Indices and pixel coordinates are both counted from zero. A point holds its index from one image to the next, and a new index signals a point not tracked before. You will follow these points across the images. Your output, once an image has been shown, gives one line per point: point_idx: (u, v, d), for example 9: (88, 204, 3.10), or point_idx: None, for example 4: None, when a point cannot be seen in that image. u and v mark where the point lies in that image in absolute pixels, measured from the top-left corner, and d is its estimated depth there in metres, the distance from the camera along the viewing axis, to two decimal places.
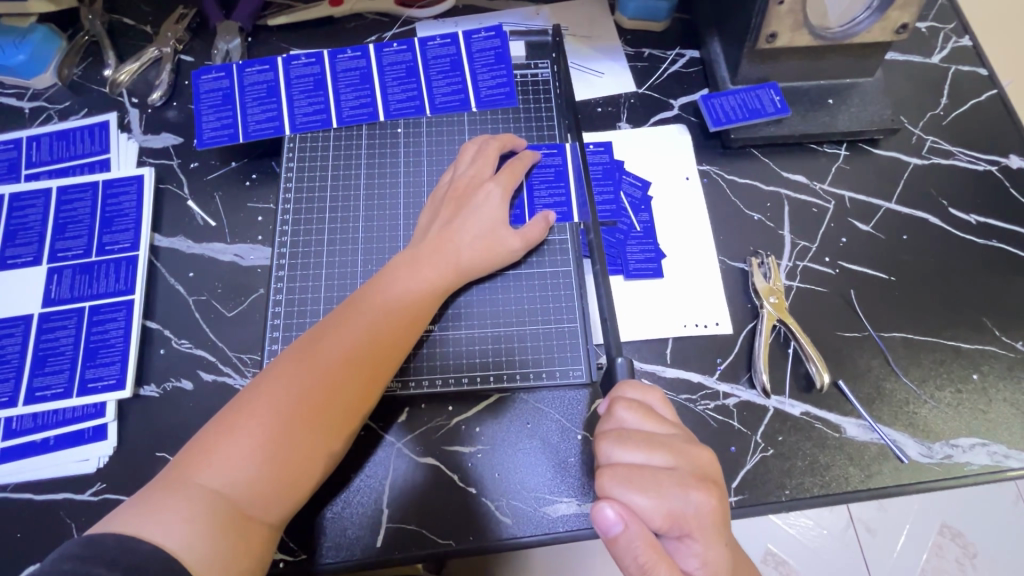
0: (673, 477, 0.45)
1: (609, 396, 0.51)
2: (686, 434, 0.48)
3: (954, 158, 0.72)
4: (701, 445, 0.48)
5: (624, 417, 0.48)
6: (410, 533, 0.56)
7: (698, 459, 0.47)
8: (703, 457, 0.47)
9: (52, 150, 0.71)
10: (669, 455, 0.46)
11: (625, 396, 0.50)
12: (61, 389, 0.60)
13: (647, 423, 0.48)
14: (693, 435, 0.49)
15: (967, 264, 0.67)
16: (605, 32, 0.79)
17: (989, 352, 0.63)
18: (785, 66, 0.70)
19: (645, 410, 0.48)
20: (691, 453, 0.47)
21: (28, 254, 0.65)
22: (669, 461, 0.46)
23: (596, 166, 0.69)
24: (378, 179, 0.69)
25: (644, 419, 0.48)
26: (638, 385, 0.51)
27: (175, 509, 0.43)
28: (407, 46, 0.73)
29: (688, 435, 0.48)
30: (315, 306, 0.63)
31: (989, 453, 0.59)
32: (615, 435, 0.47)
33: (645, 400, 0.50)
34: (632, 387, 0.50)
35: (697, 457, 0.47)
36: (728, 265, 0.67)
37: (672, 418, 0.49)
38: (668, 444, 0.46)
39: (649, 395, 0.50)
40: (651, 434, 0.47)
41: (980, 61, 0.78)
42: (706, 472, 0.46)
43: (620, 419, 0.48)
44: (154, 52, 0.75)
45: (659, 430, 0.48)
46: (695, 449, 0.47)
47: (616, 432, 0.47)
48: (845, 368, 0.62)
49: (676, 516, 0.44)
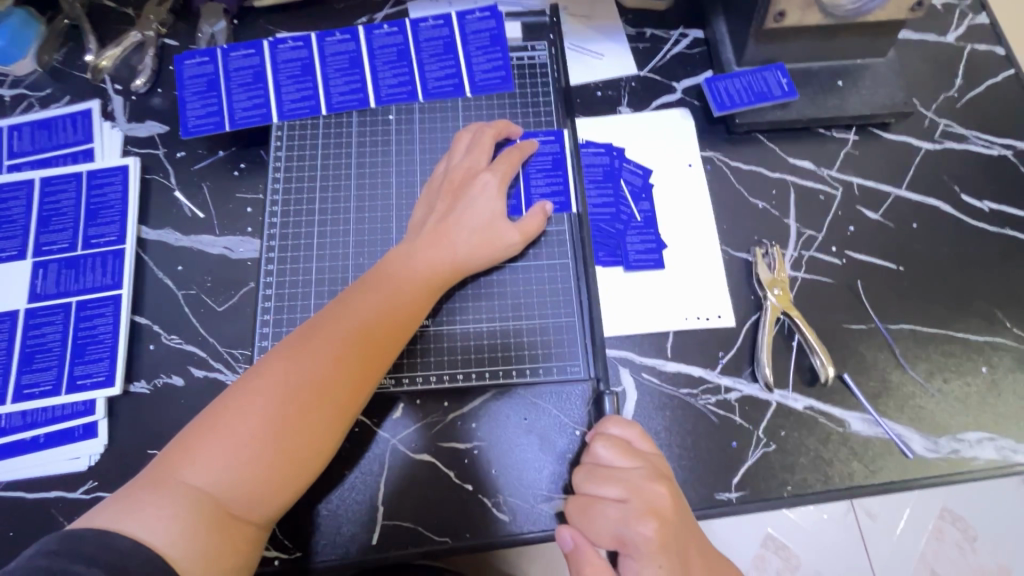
0: (619, 509, 0.47)
1: (596, 434, 0.52)
2: (653, 469, 0.49)
3: (968, 142, 0.70)
4: (660, 481, 0.48)
5: (594, 452, 0.51)
6: (405, 531, 0.55)
7: (651, 494, 0.47)
8: (657, 492, 0.47)
9: (33, 139, 0.68)
10: (621, 490, 0.48)
11: (606, 432, 0.52)
12: (50, 386, 0.58)
13: (612, 457, 0.49)
14: (664, 472, 0.49)
15: (979, 252, 0.65)
16: (605, 12, 0.76)
17: (999, 343, 0.62)
18: (792, 47, 0.67)
19: (619, 446, 0.50)
20: (644, 488, 0.47)
21: (12, 248, 0.64)
22: (621, 494, 0.47)
23: (594, 167, 0.67)
24: (370, 169, 0.66)
25: (614, 454, 0.49)
26: (621, 420, 0.52)
27: (157, 505, 0.42)
28: (398, 28, 0.70)
29: (655, 471, 0.49)
30: (306, 300, 0.61)
31: (997, 447, 0.58)
32: (584, 468, 0.50)
33: (626, 437, 0.51)
34: (613, 423, 0.52)
35: (651, 493, 0.47)
36: (731, 255, 0.65)
37: (645, 453, 0.50)
38: (625, 478, 0.48)
39: (630, 431, 0.51)
40: (612, 468, 0.49)
41: (997, 40, 0.75)
42: (656, 507, 0.46)
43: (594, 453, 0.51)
44: (136, 36, 0.73)
45: (623, 465, 0.49)
46: (649, 485, 0.47)
47: (587, 465, 0.51)
48: (850, 361, 0.61)
49: (618, 543, 0.46)
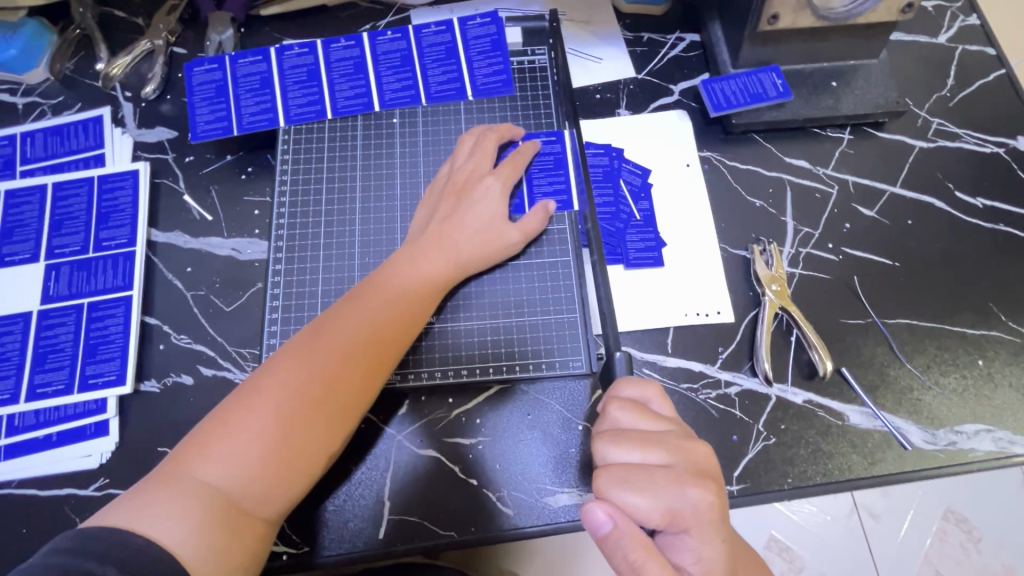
0: (670, 475, 0.45)
1: (606, 395, 0.51)
2: (683, 430, 0.48)
3: (961, 140, 0.71)
4: (696, 440, 0.47)
5: (618, 417, 0.48)
6: (411, 525, 0.56)
7: (693, 454, 0.46)
8: (699, 451, 0.47)
9: (46, 145, 0.70)
10: (665, 453, 0.46)
11: (619, 395, 0.50)
12: (62, 385, 0.60)
13: (642, 421, 0.48)
14: (689, 430, 0.49)
15: (973, 248, 0.66)
16: (603, 17, 0.77)
17: (995, 337, 0.62)
18: (786, 49, 0.69)
19: (641, 408, 0.48)
20: (687, 449, 0.46)
21: (25, 251, 0.65)
22: (664, 458, 0.46)
23: (595, 167, 0.68)
24: (374, 171, 0.68)
25: (639, 417, 0.48)
26: (633, 381, 0.50)
27: (170, 501, 0.43)
28: (401, 34, 0.72)
29: (684, 431, 0.48)
30: (312, 300, 0.62)
31: (994, 439, 0.59)
32: (610, 435, 0.47)
33: (642, 397, 0.49)
34: (626, 384, 0.50)
35: (693, 452, 0.46)
36: (729, 253, 0.66)
37: (670, 414, 0.49)
38: (664, 440, 0.46)
39: (646, 391, 0.50)
40: (646, 433, 0.47)
41: (987, 40, 0.76)
42: (702, 467, 0.46)
43: (618, 419, 0.48)
44: (146, 45, 0.74)
45: (654, 428, 0.47)
46: (691, 445, 0.47)
47: (611, 431, 0.47)
48: (848, 356, 0.62)
49: (674, 512, 0.44)
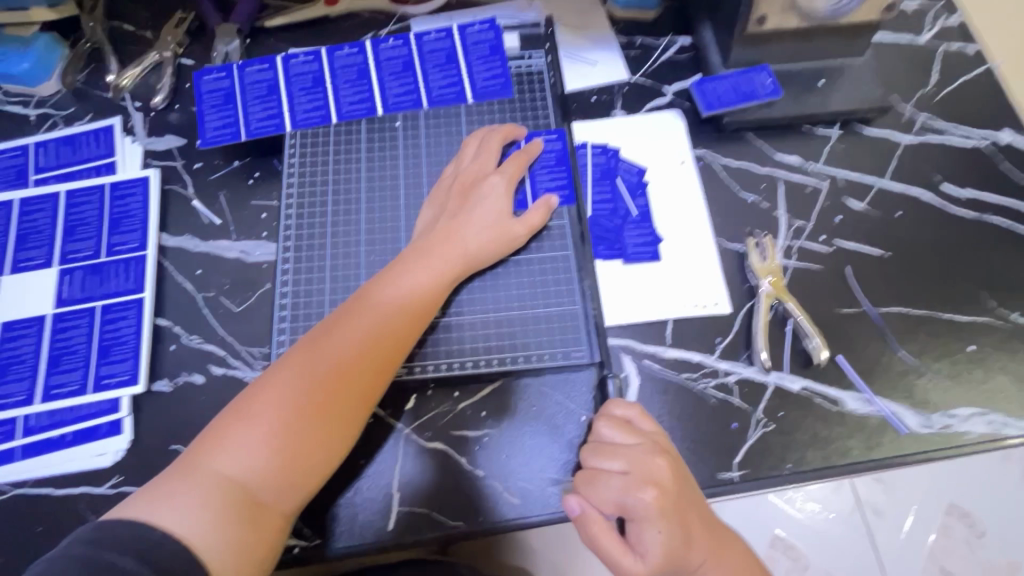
0: (624, 481, 0.52)
1: (599, 413, 0.58)
2: (653, 445, 0.54)
3: (946, 134, 0.73)
4: (662, 455, 0.53)
5: (602, 430, 0.56)
6: (420, 516, 0.57)
7: (652, 467, 0.53)
8: (658, 465, 0.53)
9: (58, 154, 0.72)
10: (626, 463, 0.53)
11: (610, 413, 0.57)
12: (77, 386, 0.61)
13: (617, 435, 0.55)
14: (665, 445, 0.54)
15: (961, 238, 0.68)
16: (597, 22, 0.80)
17: (985, 322, 0.64)
18: (775, 49, 0.71)
19: (620, 423, 0.55)
20: (647, 462, 0.53)
21: (38, 257, 0.67)
22: (625, 468, 0.53)
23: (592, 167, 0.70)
24: (379, 173, 0.70)
25: (616, 432, 0.55)
26: (620, 402, 0.57)
27: (187, 495, 0.45)
28: (403, 41, 0.75)
29: (656, 445, 0.54)
30: (321, 297, 0.64)
31: (988, 421, 0.60)
32: (589, 445, 0.56)
33: (627, 415, 0.56)
34: (615, 404, 0.57)
35: (652, 465, 0.53)
36: (725, 246, 0.68)
37: (648, 430, 0.55)
38: (627, 453, 0.53)
39: (630, 411, 0.56)
40: (617, 445, 0.54)
41: (969, 39, 0.79)
42: (657, 478, 0.52)
43: (599, 431, 0.56)
44: (155, 57, 0.77)
45: (625, 441, 0.54)
46: (652, 459, 0.53)
47: (591, 441, 0.56)
48: (843, 343, 0.63)
49: (624, 509, 0.52)
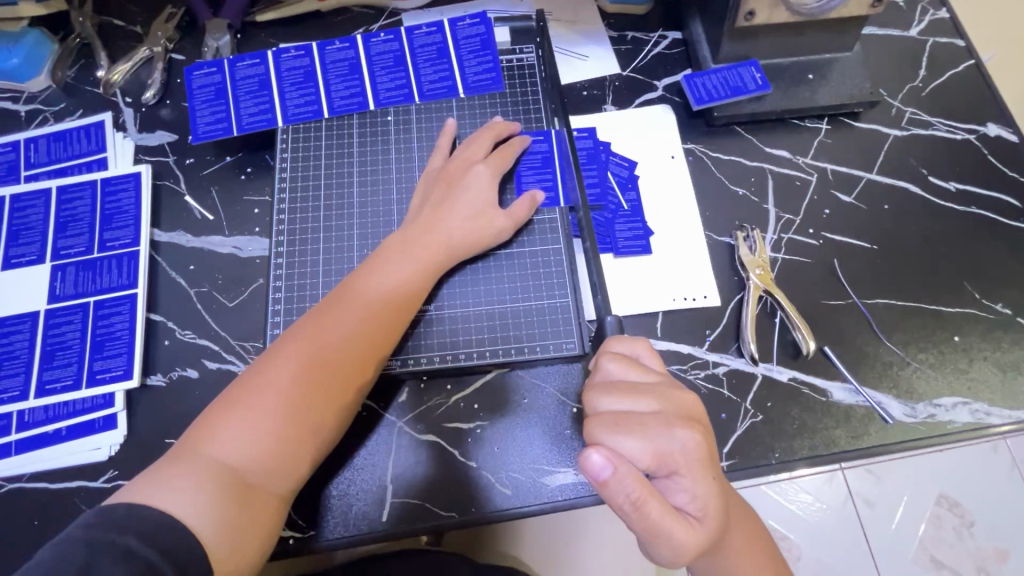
0: (658, 419, 0.46)
1: (598, 354, 0.53)
2: (670, 380, 0.50)
3: (933, 128, 0.74)
4: (684, 389, 0.49)
5: (610, 369, 0.50)
6: (414, 507, 0.58)
7: (681, 401, 0.48)
8: (686, 399, 0.48)
9: (49, 150, 0.72)
10: (654, 400, 0.47)
11: (610, 350, 0.52)
12: (71, 381, 0.61)
13: (631, 372, 0.49)
14: (679, 382, 0.51)
15: (947, 230, 0.69)
16: (588, 17, 0.80)
17: (969, 314, 0.65)
18: (764, 43, 0.72)
19: (628, 360, 0.50)
20: (674, 397, 0.48)
21: (31, 253, 0.67)
22: (653, 404, 0.47)
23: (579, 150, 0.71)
24: (371, 168, 0.70)
25: (628, 368, 0.50)
26: (624, 338, 0.53)
27: (184, 479, 0.45)
28: (394, 35, 0.75)
29: (673, 382, 0.50)
30: (314, 291, 0.64)
31: (972, 411, 0.61)
32: (600, 386, 0.49)
33: (632, 353, 0.52)
34: (617, 341, 0.52)
35: (681, 400, 0.48)
36: (714, 240, 0.69)
37: (659, 368, 0.51)
38: (652, 389, 0.48)
39: (637, 348, 0.52)
40: (636, 383, 0.49)
41: (956, 33, 0.79)
42: (688, 413, 0.48)
43: (605, 370, 0.50)
44: (146, 52, 0.77)
45: (643, 378, 0.49)
46: (678, 393, 0.48)
47: (601, 383, 0.49)
48: (830, 335, 0.64)
49: (664, 455, 0.45)
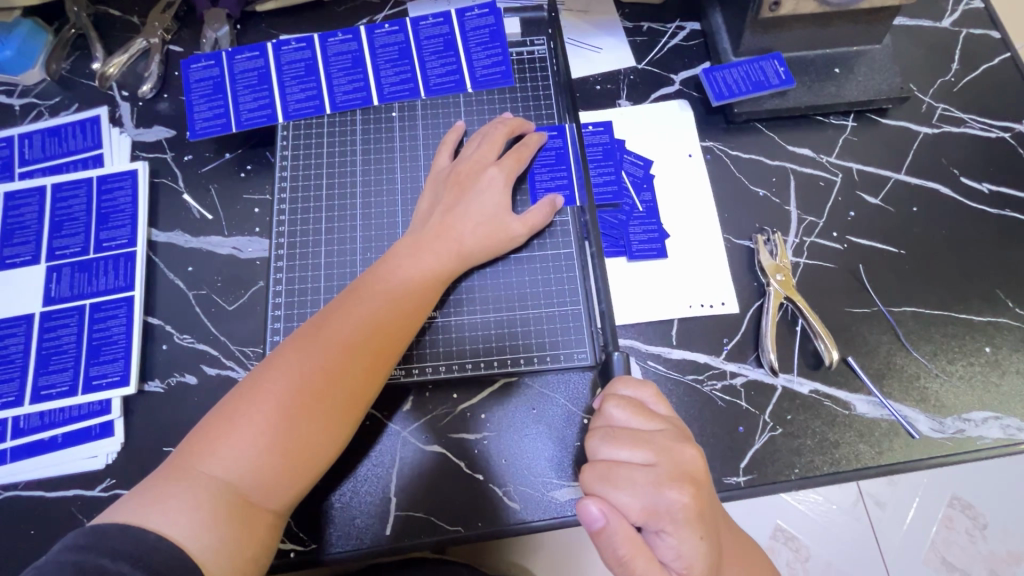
0: (650, 475, 0.44)
1: (603, 394, 0.50)
2: (676, 431, 0.47)
3: (966, 126, 0.70)
4: (689, 443, 0.46)
5: (614, 414, 0.47)
6: (419, 520, 0.56)
7: (681, 456, 0.45)
8: (688, 455, 0.45)
9: (44, 146, 0.70)
10: (652, 452, 0.45)
11: (618, 394, 0.49)
12: (66, 387, 0.60)
13: (636, 419, 0.47)
14: (686, 433, 0.47)
15: (980, 235, 0.65)
16: (602, 6, 0.76)
17: (1002, 323, 0.62)
18: (789, 35, 0.68)
19: (636, 408, 0.47)
20: (674, 452, 0.45)
21: (26, 253, 0.65)
22: (650, 458, 0.45)
23: (595, 146, 0.68)
24: (375, 167, 0.67)
25: (633, 415, 0.47)
26: (631, 381, 0.50)
27: (178, 497, 0.43)
28: (399, 26, 0.71)
29: (679, 432, 0.47)
30: (315, 296, 0.62)
31: (1002, 426, 0.59)
32: (602, 431, 0.47)
33: (640, 398, 0.49)
34: (624, 384, 0.49)
35: (681, 455, 0.45)
36: (733, 244, 0.65)
37: (666, 415, 0.48)
38: (652, 440, 0.45)
39: (643, 391, 0.49)
40: (638, 431, 0.46)
41: (992, 24, 0.75)
42: (689, 470, 0.45)
43: (609, 414, 0.48)
44: (142, 43, 0.74)
45: (646, 426, 0.46)
46: (680, 448, 0.45)
47: (603, 428, 0.47)
48: (854, 345, 0.61)
49: (652, 512, 0.43)
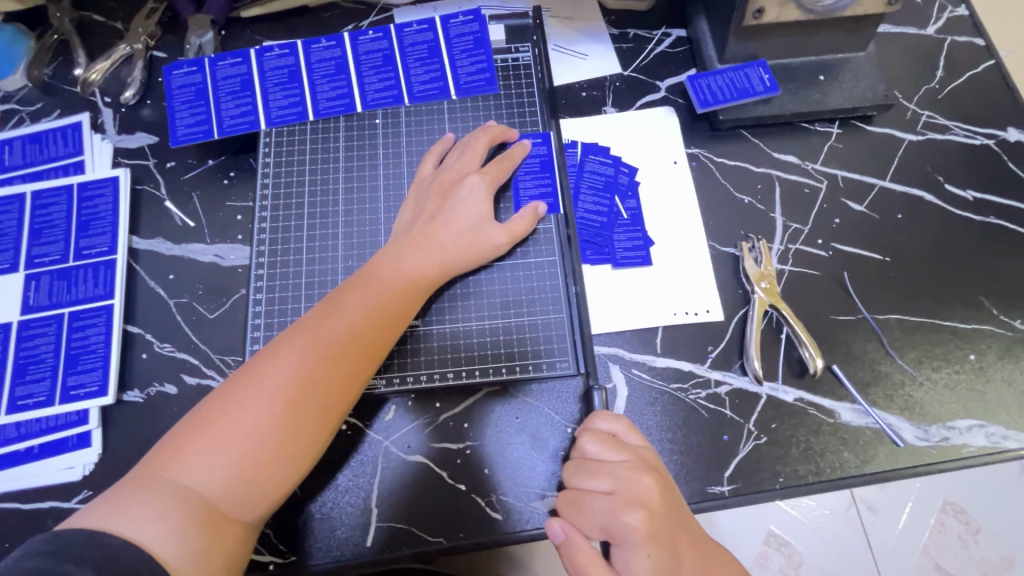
0: (604, 506, 0.46)
1: (584, 428, 0.52)
2: (641, 462, 0.48)
3: (951, 133, 0.70)
4: (647, 474, 0.47)
5: (582, 446, 0.51)
6: (400, 532, 0.55)
7: (637, 487, 0.47)
8: (645, 486, 0.46)
9: (24, 153, 0.69)
10: (609, 483, 0.47)
11: (595, 427, 0.51)
12: (43, 397, 0.59)
13: (599, 451, 0.49)
14: (653, 463, 0.48)
15: (964, 242, 0.65)
16: (588, 13, 0.76)
17: (987, 331, 0.62)
18: (773, 43, 0.68)
19: (603, 440, 0.50)
20: (630, 482, 0.47)
21: (4, 261, 0.64)
22: (607, 488, 0.47)
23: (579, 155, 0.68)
24: (358, 173, 0.67)
25: (597, 447, 0.49)
26: (606, 414, 0.52)
27: (145, 505, 0.42)
28: (383, 33, 0.71)
29: (643, 463, 0.48)
30: (296, 304, 0.62)
31: (987, 434, 0.58)
32: (571, 462, 0.51)
33: (611, 429, 0.51)
34: (601, 417, 0.52)
35: (637, 485, 0.47)
36: (718, 251, 0.65)
37: (634, 446, 0.49)
38: (610, 471, 0.48)
39: (616, 424, 0.51)
40: (600, 463, 0.49)
41: (976, 31, 0.75)
42: (643, 502, 0.46)
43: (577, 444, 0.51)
44: (126, 49, 0.73)
45: (609, 458, 0.49)
46: (636, 478, 0.47)
47: (573, 458, 0.51)
48: (839, 353, 0.61)
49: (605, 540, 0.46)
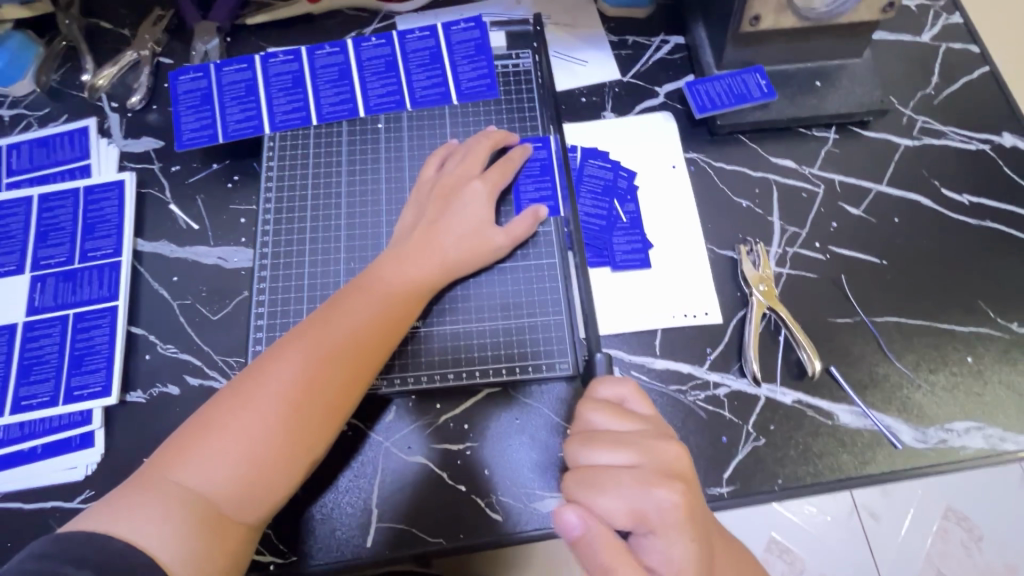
0: (633, 476, 0.44)
1: (583, 395, 0.51)
2: (658, 430, 0.47)
3: (946, 138, 0.71)
4: (669, 440, 0.46)
5: (593, 420, 0.48)
6: (400, 533, 0.56)
7: (663, 454, 0.45)
8: (672, 452, 0.46)
9: (32, 157, 0.70)
10: (634, 453, 0.45)
11: (597, 395, 0.50)
12: (48, 397, 0.59)
13: (614, 422, 0.47)
14: (667, 431, 0.48)
15: (961, 246, 0.66)
16: (587, 20, 0.77)
17: (984, 333, 0.62)
18: (769, 49, 0.69)
19: (614, 409, 0.48)
20: (656, 449, 0.46)
21: (11, 263, 0.65)
22: (633, 458, 0.45)
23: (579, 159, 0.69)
24: (360, 177, 0.68)
25: (611, 418, 0.48)
26: (609, 380, 0.50)
27: (148, 507, 0.42)
28: (386, 40, 0.72)
29: (659, 430, 0.47)
30: (298, 306, 0.62)
31: (985, 436, 0.59)
32: (581, 437, 0.47)
33: (618, 397, 0.49)
34: (603, 385, 0.50)
35: (663, 452, 0.46)
36: (716, 254, 0.66)
37: (645, 414, 0.48)
38: (633, 441, 0.46)
39: (622, 390, 0.49)
40: (618, 433, 0.47)
41: (971, 38, 0.76)
42: (673, 468, 0.45)
43: (586, 418, 0.48)
44: (133, 55, 0.75)
45: (625, 429, 0.47)
46: (660, 445, 0.46)
47: (582, 433, 0.47)
48: (837, 355, 0.61)
49: (638, 515, 0.43)
